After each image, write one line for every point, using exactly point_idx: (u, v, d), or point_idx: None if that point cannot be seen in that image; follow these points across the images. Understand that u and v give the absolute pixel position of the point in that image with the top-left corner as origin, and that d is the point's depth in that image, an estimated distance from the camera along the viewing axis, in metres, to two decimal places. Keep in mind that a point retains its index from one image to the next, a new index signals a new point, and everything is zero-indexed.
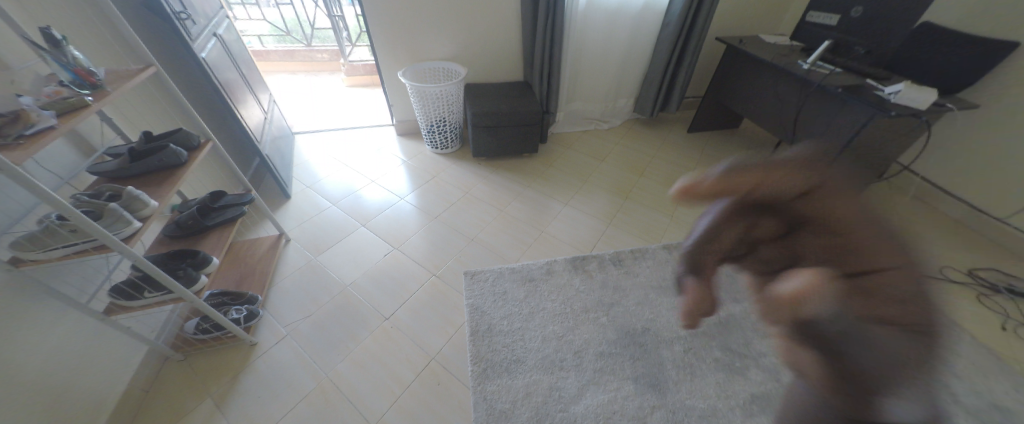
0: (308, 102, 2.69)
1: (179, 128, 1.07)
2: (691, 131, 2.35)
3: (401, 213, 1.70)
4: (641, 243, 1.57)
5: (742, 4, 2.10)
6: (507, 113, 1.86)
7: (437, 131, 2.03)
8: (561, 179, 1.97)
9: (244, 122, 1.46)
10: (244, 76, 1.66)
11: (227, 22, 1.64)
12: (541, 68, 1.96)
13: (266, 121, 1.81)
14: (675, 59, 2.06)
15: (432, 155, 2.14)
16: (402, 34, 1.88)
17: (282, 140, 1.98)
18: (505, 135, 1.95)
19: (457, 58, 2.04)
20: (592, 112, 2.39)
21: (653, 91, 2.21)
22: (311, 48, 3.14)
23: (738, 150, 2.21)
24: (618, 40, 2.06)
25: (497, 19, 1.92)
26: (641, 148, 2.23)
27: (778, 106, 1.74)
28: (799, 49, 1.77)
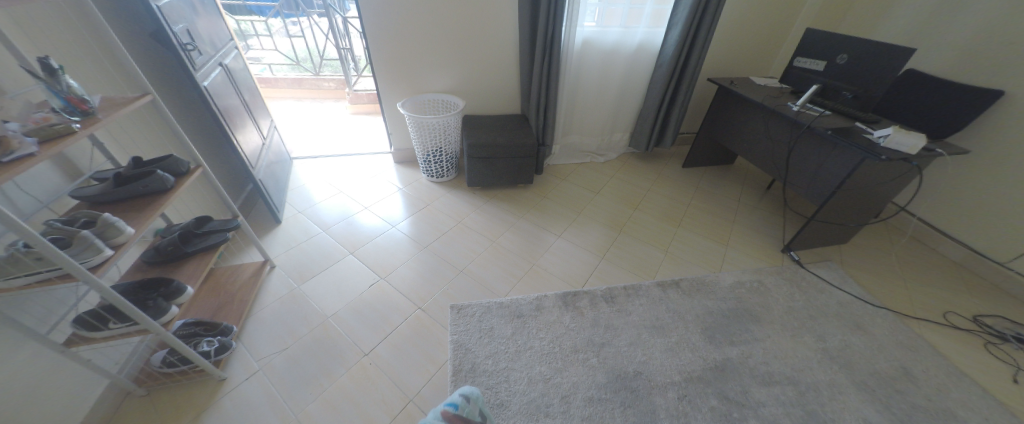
0: (310, 128, 2.74)
1: (170, 154, 1.08)
2: (685, 166, 2.38)
3: (391, 242, 1.68)
4: (635, 279, 1.53)
5: (732, 48, 2.19)
6: (502, 144, 1.88)
7: (433, 160, 2.05)
8: (554, 210, 1.96)
9: (240, 148, 1.48)
10: (247, 104, 1.71)
11: (234, 52, 1.71)
12: (537, 103, 2.02)
13: (265, 147, 1.83)
14: (668, 97, 2.13)
15: (427, 183, 2.15)
16: (403, 68, 1.95)
17: (280, 165, 2.00)
18: (500, 166, 1.97)
19: (456, 91, 2.10)
20: (588, 145, 2.43)
21: (647, 127, 2.26)
22: (318, 77, 3.25)
23: (733, 186, 2.21)
24: (613, 78, 2.13)
25: (496, 56, 2.00)
26: (635, 181, 2.24)
27: (769, 145, 1.76)
28: (789, 92, 1.82)
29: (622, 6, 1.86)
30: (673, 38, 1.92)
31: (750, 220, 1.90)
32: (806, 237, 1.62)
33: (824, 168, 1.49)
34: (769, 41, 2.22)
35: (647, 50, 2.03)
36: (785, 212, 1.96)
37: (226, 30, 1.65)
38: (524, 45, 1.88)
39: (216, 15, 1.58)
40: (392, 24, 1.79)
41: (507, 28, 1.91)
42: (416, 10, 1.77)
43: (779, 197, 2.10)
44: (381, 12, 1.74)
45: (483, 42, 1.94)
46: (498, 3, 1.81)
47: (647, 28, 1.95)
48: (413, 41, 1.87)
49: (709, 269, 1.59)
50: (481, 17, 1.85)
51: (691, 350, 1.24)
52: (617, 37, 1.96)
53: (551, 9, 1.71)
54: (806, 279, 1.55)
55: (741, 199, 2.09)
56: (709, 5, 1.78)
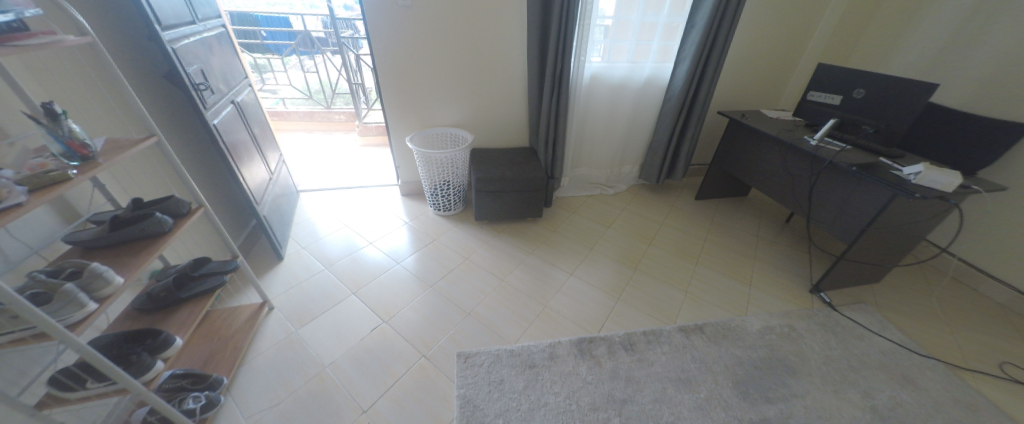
0: (318, 160, 2.76)
1: (171, 196, 1.05)
2: (698, 198, 2.32)
3: (396, 280, 1.60)
4: (654, 323, 1.42)
5: (740, 82, 2.19)
6: (510, 178, 1.85)
7: (440, 194, 2.02)
8: (565, 245, 1.89)
9: (245, 184, 1.45)
10: (256, 139, 1.71)
11: (247, 89, 1.74)
12: (546, 136, 2.00)
13: (271, 182, 1.82)
14: (679, 130, 2.10)
15: (434, 216, 2.10)
16: (412, 103, 1.96)
17: (285, 199, 1.98)
18: (508, 200, 1.92)
19: (464, 125, 2.10)
20: (597, 177, 2.39)
21: (658, 159, 2.22)
22: (330, 110, 3.32)
23: (750, 220, 2.14)
24: (621, 112, 2.12)
25: (505, 91, 2.02)
26: (648, 214, 2.17)
27: (788, 179, 1.70)
28: (805, 125, 1.78)
29: (629, 43, 1.88)
30: (681, 72, 1.92)
31: (772, 257, 1.81)
32: (836, 277, 1.52)
33: (852, 205, 1.42)
34: (777, 75, 2.22)
35: (656, 84, 2.03)
36: (808, 248, 1.87)
37: (241, 69, 1.69)
38: (533, 81, 1.89)
39: (232, 55, 1.62)
40: (402, 62, 1.82)
41: (515, 64, 1.93)
42: (427, 48, 1.81)
43: (800, 231, 2.01)
44: (392, 50, 1.78)
45: (491, 77, 1.96)
46: (507, 41, 1.85)
47: (654, 63, 1.95)
48: (423, 77, 1.89)
49: (733, 311, 1.48)
50: (490, 53, 1.88)
51: (723, 409, 1.12)
52: (625, 72, 1.97)
53: (559, 47, 1.73)
54: (841, 324, 1.44)
55: (760, 233, 2.00)
56: (716, 41, 1.80)
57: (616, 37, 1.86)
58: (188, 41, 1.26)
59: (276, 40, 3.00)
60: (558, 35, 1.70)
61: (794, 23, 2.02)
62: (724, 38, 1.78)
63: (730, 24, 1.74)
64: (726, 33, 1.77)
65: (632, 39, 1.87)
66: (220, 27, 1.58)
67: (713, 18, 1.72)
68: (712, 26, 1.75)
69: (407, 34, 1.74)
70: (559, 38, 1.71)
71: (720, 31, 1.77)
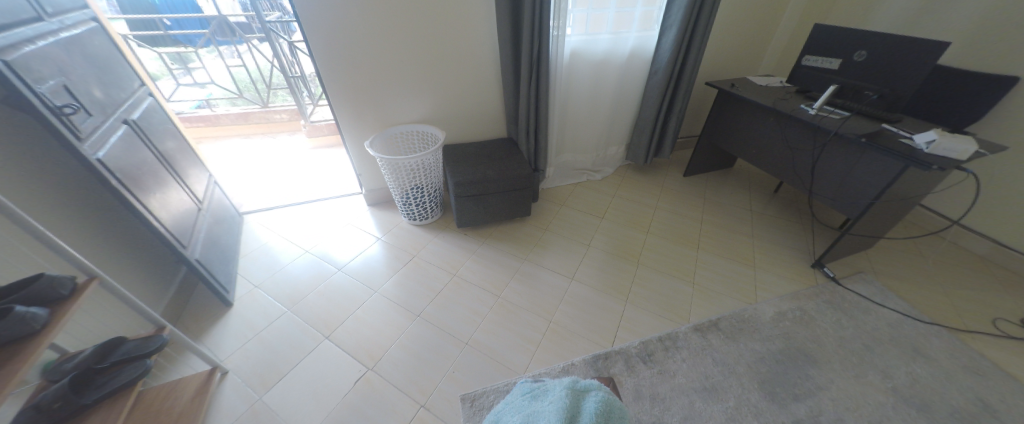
0: (261, 171, 2.37)
1: (42, 273, 0.78)
2: (687, 175, 2.25)
3: (376, 312, 1.39)
4: (668, 325, 1.32)
5: (722, 48, 2.06)
6: (493, 178, 1.64)
7: (413, 202, 1.77)
8: (560, 245, 1.74)
9: (162, 226, 1.15)
10: (172, 164, 1.37)
11: (146, 100, 1.36)
12: (526, 125, 1.79)
13: (202, 213, 1.49)
14: (667, 105, 1.96)
15: (409, 227, 1.86)
16: (365, 100, 1.67)
17: (225, 228, 1.65)
18: (492, 202, 1.72)
19: (431, 120, 1.84)
20: (582, 162, 2.23)
21: (646, 138, 2.09)
22: (268, 109, 2.87)
23: (740, 194, 2.10)
24: (605, 90, 1.94)
25: (474, 77, 1.76)
26: (638, 198, 2.06)
27: (787, 152, 1.64)
28: (796, 91, 1.74)
29: (609, 12, 1.67)
30: (668, 42, 1.75)
31: (769, 233, 1.77)
32: (838, 250, 1.49)
33: (857, 177, 1.37)
34: (758, 37, 2.10)
35: (640, 56, 1.85)
36: (800, 218, 1.86)
37: (132, 75, 1.32)
38: (506, 63, 1.65)
39: (115, 59, 1.24)
40: (346, 51, 1.51)
41: (483, 44, 1.67)
42: (376, 32, 1.50)
43: (789, 199, 2.01)
44: (333, 38, 1.46)
45: (458, 62, 1.69)
46: (471, 18, 1.57)
47: (637, 32, 1.77)
48: (376, 68, 1.59)
49: (744, 300, 1.41)
50: (454, 34, 1.60)
51: (754, 416, 1.05)
52: (608, 45, 1.76)
53: (534, 22, 1.49)
54: (847, 299, 1.41)
55: (753, 207, 1.97)
56: (703, 4, 1.64)
57: (595, 5, 1.64)
58: (33, 46, 0.90)
59: (185, 30, 2.48)
60: (533, 7, 1.45)
61: None
62: (711, 1, 1.62)
63: None
64: None
65: (613, 7, 1.66)
66: (90, 21, 1.19)
67: None
68: None
69: (348, 16, 1.42)
70: (533, 11, 1.46)
71: None
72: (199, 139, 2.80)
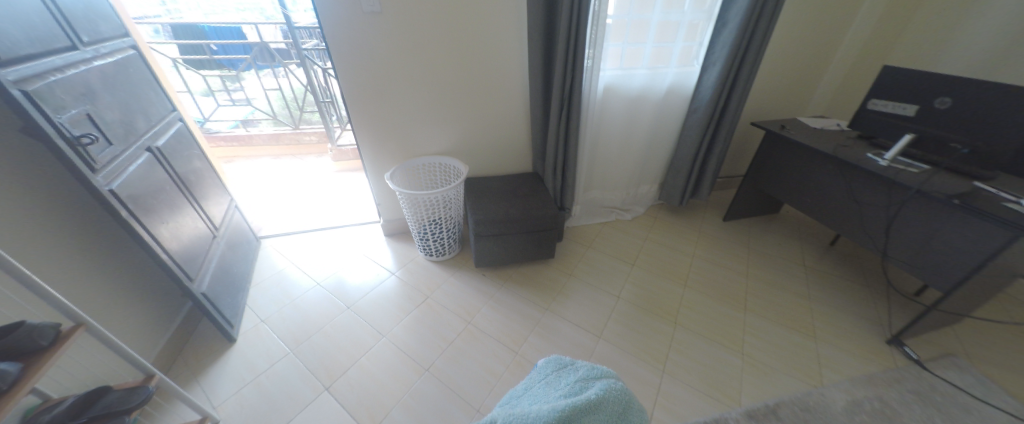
0: (285, 192, 2.38)
1: (23, 320, 0.69)
2: (726, 219, 2.06)
3: (382, 362, 1.27)
4: (714, 408, 1.13)
5: (768, 86, 1.91)
6: (517, 218, 1.53)
7: (430, 237, 1.68)
8: (586, 294, 1.58)
9: (170, 259, 1.10)
10: (191, 189, 1.34)
11: (175, 125, 1.36)
12: (554, 162, 1.69)
13: (217, 239, 1.45)
14: (707, 144, 1.81)
15: (425, 263, 1.76)
16: (390, 130, 1.62)
17: (240, 255, 1.61)
18: (515, 243, 1.60)
19: (455, 152, 1.77)
20: (611, 200, 2.09)
21: (682, 178, 1.94)
22: (299, 131, 2.94)
23: (790, 245, 1.89)
24: (640, 127, 1.81)
25: (502, 110, 1.69)
26: (674, 244, 1.89)
27: (852, 205, 1.44)
28: (857, 136, 1.56)
29: (647, 47, 1.57)
30: (711, 79, 1.63)
31: (828, 296, 1.56)
32: (921, 326, 1.26)
33: (947, 243, 1.15)
34: (809, 76, 1.94)
35: (679, 93, 1.73)
36: (864, 280, 1.63)
37: (164, 101, 1.32)
38: (537, 97, 1.57)
39: (148, 85, 1.24)
40: (374, 82, 1.48)
41: (514, 78, 1.61)
42: (405, 64, 1.46)
43: (848, 256, 1.78)
44: (361, 68, 1.43)
45: (486, 94, 1.63)
46: (502, 51, 1.52)
47: (677, 68, 1.66)
48: (402, 98, 1.55)
49: (806, 381, 1.20)
50: (483, 67, 1.54)
51: None
52: (644, 81, 1.66)
53: (567, 57, 1.41)
54: (938, 390, 1.17)
55: (807, 262, 1.75)
56: (752, 40, 1.51)
57: (633, 40, 1.55)
58: (60, 75, 0.89)
59: (229, 54, 2.60)
60: (567, 42, 1.37)
61: (831, 16, 1.74)
62: (761, 38, 1.50)
63: (769, 20, 1.46)
64: (764, 30, 1.48)
65: (652, 41, 1.56)
66: (129, 50, 1.20)
67: (750, 14, 1.43)
68: (749, 24, 1.46)
69: (379, 48, 1.40)
70: (568, 46, 1.38)
71: (757, 29, 1.48)
72: (232, 157, 2.88)
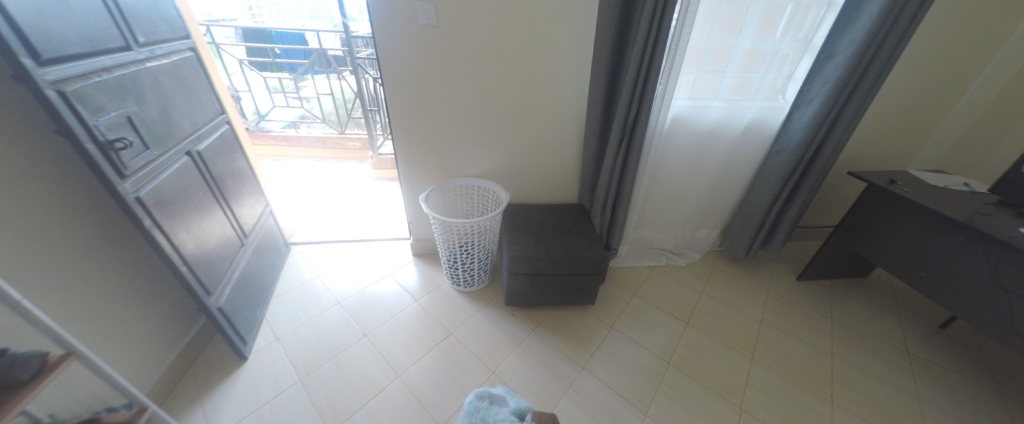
0: (322, 197, 2.38)
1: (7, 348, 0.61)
2: (802, 279, 1.76)
3: (394, 407, 1.14)
4: None
5: (867, 129, 1.62)
6: (558, 259, 1.36)
7: (461, 266, 1.55)
8: (630, 355, 1.37)
9: (190, 271, 1.05)
10: (226, 195, 1.31)
11: (221, 130, 1.34)
12: (606, 197, 1.51)
13: (245, 247, 1.41)
14: (788, 193, 1.55)
15: (451, 291, 1.64)
16: (432, 148, 1.53)
17: (266, 263, 1.56)
18: (554, 284, 1.43)
19: (496, 175, 1.65)
20: (663, 242, 1.86)
21: (752, 227, 1.68)
22: (344, 136, 2.98)
23: (886, 321, 1.57)
24: (707, 166, 1.59)
25: (552, 136, 1.55)
26: (736, 304, 1.62)
27: (993, 294, 1.13)
28: (996, 202, 1.25)
29: (727, 76, 1.37)
30: (803, 120, 1.39)
31: (941, 403, 1.25)
32: None
33: None
34: (922, 122, 1.63)
35: (759, 131, 1.50)
36: (993, 386, 1.31)
37: (213, 104, 1.31)
38: (593, 125, 1.41)
39: (198, 87, 1.23)
40: (421, 97, 1.39)
41: (570, 103, 1.46)
42: (456, 81, 1.37)
43: (966, 348, 1.45)
44: (410, 81, 1.35)
45: (537, 119, 1.50)
46: (562, 74, 1.38)
47: (762, 103, 1.43)
48: (448, 117, 1.45)
49: None
50: (538, 90, 1.42)
51: None
52: (720, 115, 1.45)
53: (635, 86, 1.24)
54: None
55: (911, 349, 1.45)
56: (863, 78, 1.27)
57: (713, 68, 1.35)
58: (105, 76, 0.86)
59: (290, 58, 2.70)
60: (637, 70, 1.21)
61: (960, 54, 1.45)
62: (876, 75, 1.25)
63: (889, 55, 1.22)
64: (881, 66, 1.24)
65: (734, 70, 1.35)
66: (186, 52, 1.20)
67: (866, 48, 1.20)
68: (862, 59, 1.23)
69: (430, 62, 1.31)
70: (638, 74, 1.22)
71: (872, 64, 1.24)
72: (280, 156, 2.97)
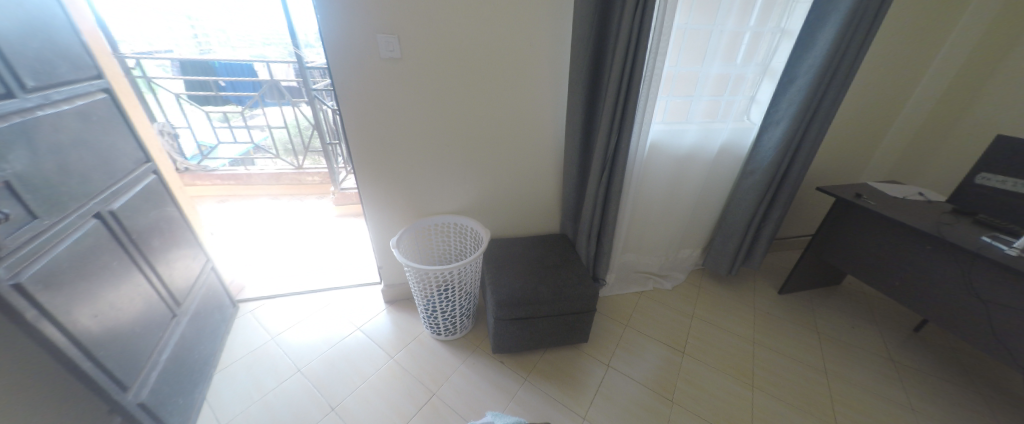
0: (277, 241, 2.14)
1: None
2: (782, 292, 1.78)
3: None
4: None
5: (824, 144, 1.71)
6: (547, 299, 1.26)
7: (440, 314, 1.40)
8: (630, 397, 1.28)
9: (90, 364, 0.84)
10: (151, 259, 1.09)
11: (143, 181, 1.13)
12: (590, 226, 1.45)
13: (178, 318, 1.18)
14: (764, 210, 1.57)
15: (431, 342, 1.47)
16: (402, 186, 1.40)
17: (206, 331, 1.33)
18: (544, 327, 1.32)
19: (473, 210, 1.54)
20: (648, 265, 1.82)
21: (733, 245, 1.68)
22: (302, 171, 2.76)
23: (866, 329, 1.60)
24: (685, 188, 1.58)
25: (530, 167, 1.48)
26: (726, 324, 1.60)
27: (963, 302, 1.17)
28: (952, 210, 1.33)
29: (696, 100, 1.37)
30: (773, 140, 1.43)
31: (934, 412, 1.26)
32: None
33: None
34: (871, 136, 1.74)
35: (732, 152, 1.52)
36: (973, 387, 1.34)
37: (135, 150, 1.12)
38: (573, 154, 1.36)
39: (115, 133, 1.04)
40: (387, 133, 1.27)
41: (546, 133, 1.41)
42: (424, 114, 1.26)
43: (941, 349, 1.50)
44: (374, 117, 1.23)
45: (514, 149, 1.42)
46: (538, 103, 1.33)
47: (734, 125, 1.45)
48: (417, 151, 1.34)
49: None
50: (514, 120, 1.35)
51: None
52: (693, 138, 1.45)
53: (614, 116, 1.21)
54: None
55: (894, 356, 1.47)
56: (823, 99, 1.33)
57: (688, 93, 1.36)
58: None
59: (237, 91, 2.49)
60: (615, 99, 1.18)
61: (894, 73, 1.58)
62: (834, 96, 1.32)
63: (844, 78, 1.29)
64: (839, 88, 1.30)
65: (703, 95, 1.36)
66: (98, 94, 1.01)
67: (825, 71, 1.26)
68: (822, 82, 1.28)
69: (397, 96, 1.21)
70: (616, 103, 1.19)
71: (830, 87, 1.30)
72: (228, 196, 2.69)
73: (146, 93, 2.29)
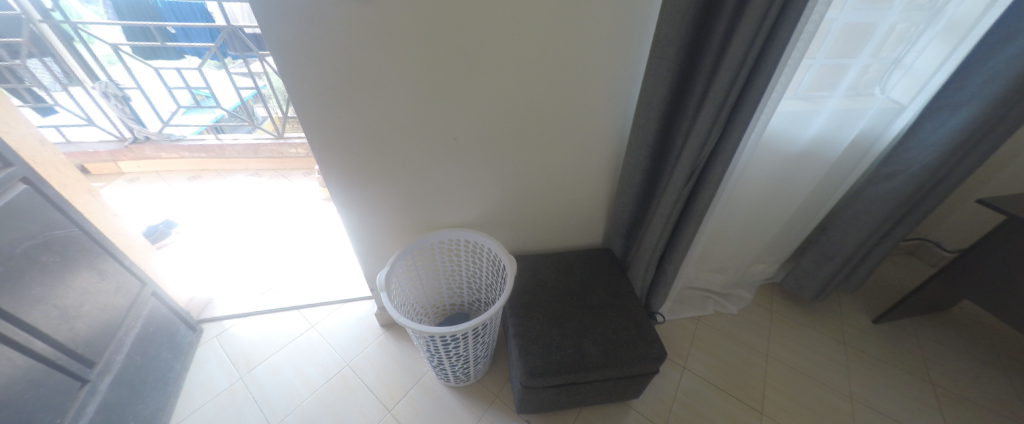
0: (253, 232, 1.81)
1: None
2: (878, 322, 1.41)
3: None
4: None
5: None
6: (597, 364, 0.91)
7: (450, 364, 1.06)
8: None
9: None
10: (23, 318, 0.75)
11: None
12: (653, 252, 1.05)
13: (90, 384, 0.86)
14: (888, 228, 1.15)
15: (438, 388, 1.17)
16: (394, 195, 1.01)
17: (149, 381, 1.03)
18: (588, 390, 0.98)
19: (491, 222, 1.15)
20: (708, 283, 1.45)
21: (831, 267, 1.28)
22: (282, 141, 2.33)
23: (990, 380, 1.25)
24: (780, 196, 1.15)
25: (570, 167, 1.05)
26: (809, 368, 1.27)
27: None
28: None
29: (815, 66, 0.88)
30: (938, 135, 0.96)
31: None
32: None
33: None
34: None
35: (862, 149, 1.05)
36: None
37: None
38: (640, 157, 0.92)
39: None
40: (364, 124, 0.85)
41: (600, 122, 0.96)
42: (415, 92, 0.82)
43: None
44: (342, 103, 0.81)
45: (549, 143, 0.98)
46: (594, 76, 0.86)
47: (882, 111, 0.97)
48: (408, 145, 0.91)
49: None
50: (552, 102, 0.89)
51: None
52: (808, 129, 0.99)
53: (725, 104, 0.75)
54: None
55: None
56: None
57: (825, 60, 0.87)
58: None
59: (192, 42, 1.95)
60: (733, 77, 0.71)
61: None
62: None
63: None
64: None
65: (830, 58, 0.87)
66: None
67: None
68: None
69: (370, 65, 0.76)
70: (733, 84, 0.72)
71: None
72: (200, 171, 2.34)
73: (77, 42, 1.88)
